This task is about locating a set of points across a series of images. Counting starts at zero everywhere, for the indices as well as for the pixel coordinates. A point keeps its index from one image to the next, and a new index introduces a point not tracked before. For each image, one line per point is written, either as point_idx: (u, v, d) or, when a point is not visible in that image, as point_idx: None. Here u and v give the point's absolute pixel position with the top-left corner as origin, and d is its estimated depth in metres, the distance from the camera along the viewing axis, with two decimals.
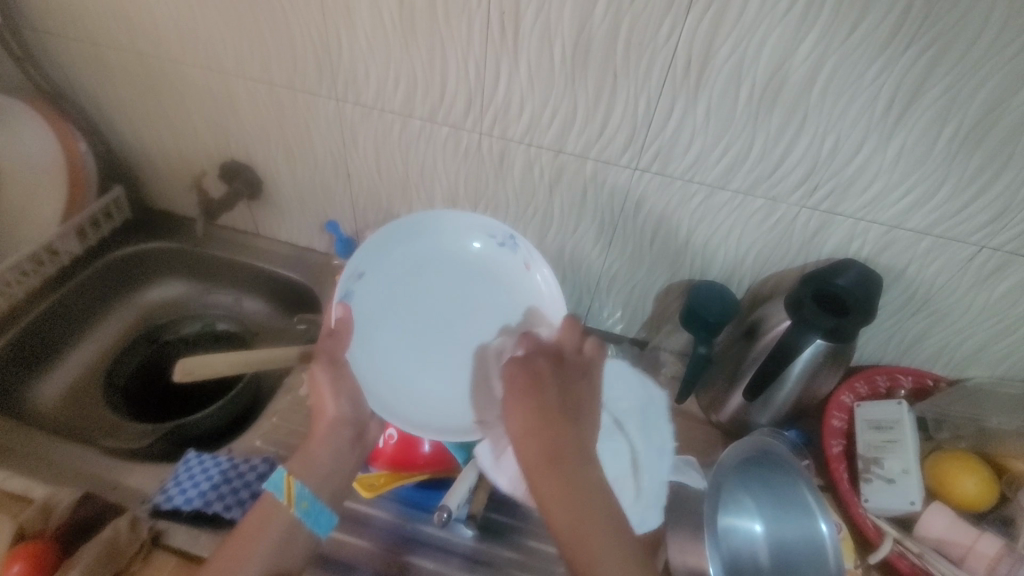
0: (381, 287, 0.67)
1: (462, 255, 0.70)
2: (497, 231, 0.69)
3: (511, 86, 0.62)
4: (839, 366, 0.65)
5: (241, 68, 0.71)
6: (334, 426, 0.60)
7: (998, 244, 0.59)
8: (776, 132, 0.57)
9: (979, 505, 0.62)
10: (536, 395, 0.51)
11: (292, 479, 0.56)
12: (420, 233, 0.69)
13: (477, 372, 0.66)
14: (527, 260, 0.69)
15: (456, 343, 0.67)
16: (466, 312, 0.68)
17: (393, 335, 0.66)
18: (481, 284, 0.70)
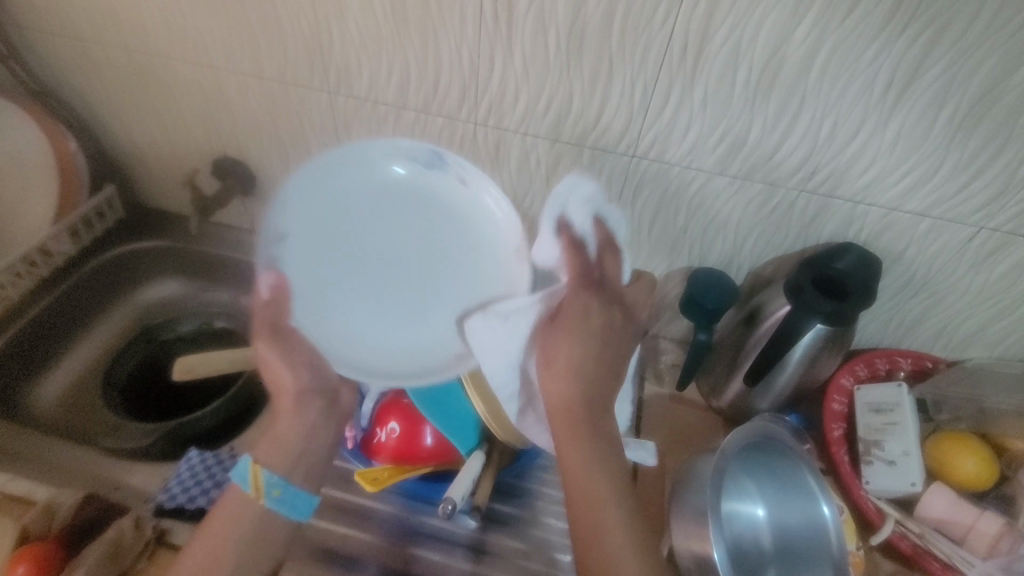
0: (308, 245, 0.63)
1: (390, 187, 0.65)
2: (420, 152, 0.64)
3: (505, 75, 0.62)
4: (840, 350, 0.65)
5: (232, 61, 0.70)
6: (304, 400, 0.57)
7: (997, 225, 0.59)
8: (773, 116, 0.57)
9: (979, 484, 0.62)
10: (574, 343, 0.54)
11: (258, 470, 0.53)
12: (332, 179, 0.64)
13: (421, 325, 0.63)
14: (461, 175, 0.65)
15: (408, 288, 0.64)
16: (413, 252, 0.65)
17: (336, 292, 0.63)
18: (435, 220, 0.65)
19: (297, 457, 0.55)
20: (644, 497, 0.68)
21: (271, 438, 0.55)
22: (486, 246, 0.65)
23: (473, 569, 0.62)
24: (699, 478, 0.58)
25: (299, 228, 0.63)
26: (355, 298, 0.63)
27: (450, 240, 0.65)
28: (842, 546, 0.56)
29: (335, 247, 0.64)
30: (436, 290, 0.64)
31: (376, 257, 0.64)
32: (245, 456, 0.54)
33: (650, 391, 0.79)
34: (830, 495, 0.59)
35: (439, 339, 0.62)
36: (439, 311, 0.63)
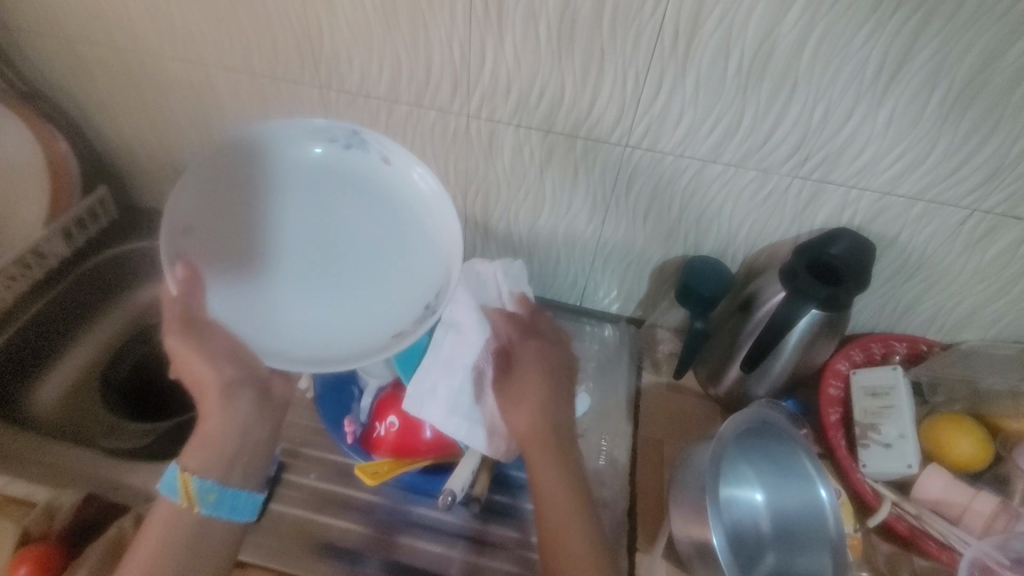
0: (219, 237, 0.60)
1: (305, 167, 0.64)
2: (336, 133, 0.63)
3: (497, 65, 0.61)
4: (836, 335, 0.65)
5: (221, 58, 0.70)
6: (231, 394, 0.55)
7: (989, 207, 0.59)
8: (765, 102, 0.57)
9: (974, 465, 0.63)
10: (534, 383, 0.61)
11: (188, 479, 0.51)
12: (241, 163, 0.61)
13: (353, 306, 0.62)
14: (380, 152, 0.63)
15: (336, 270, 0.63)
16: (339, 233, 0.64)
17: (260, 280, 0.61)
18: (359, 201, 0.65)
19: (234, 454, 0.54)
20: (643, 485, 0.68)
21: (200, 440, 0.53)
22: (411, 220, 0.65)
23: (475, 560, 0.63)
24: (697, 465, 0.58)
25: (206, 215, 0.60)
26: (279, 284, 0.61)
27: (371, 218, 0.65)
28: (839, 528, 0.56)
29: (250, 231, 0.62)
30: (359, 269, 0.63)
31: (294, 238, 0.63)
32: (172, 463, 0.52)
33: (648, 381, 0.79)
34: (827, 479, 0.59)
35: (371, 318, 0.62)
36: (363, 289, 0.63)
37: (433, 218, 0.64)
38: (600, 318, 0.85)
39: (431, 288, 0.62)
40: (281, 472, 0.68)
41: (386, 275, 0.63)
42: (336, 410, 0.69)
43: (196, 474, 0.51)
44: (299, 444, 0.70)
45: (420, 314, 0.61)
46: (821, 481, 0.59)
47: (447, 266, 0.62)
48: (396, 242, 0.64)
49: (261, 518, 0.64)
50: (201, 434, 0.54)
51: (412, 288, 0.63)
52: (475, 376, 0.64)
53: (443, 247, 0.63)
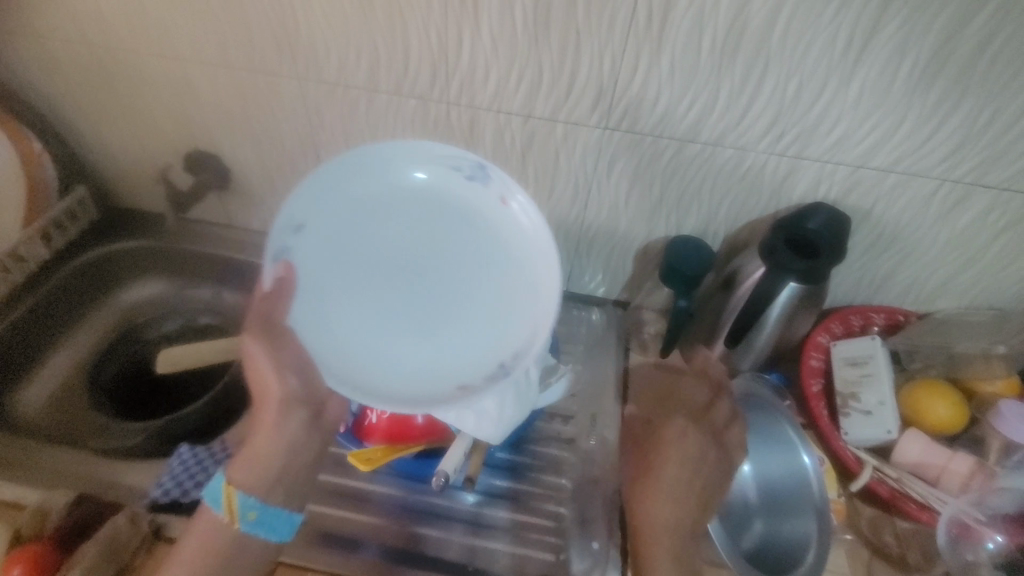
0: (324, 242, 0.61)
1: (420, 188, 0.63)
2: (463, 163, 0.62)
3: (475, 51, 0.62)
4: (814, 308, 0.67)
5: (197, 52, 0.69)
6: (288, 410, 0.56)
7: (958, 176, 0.61)
8: (740, 80, 0.58)
9: (951, 427, 0.65)
10: (674, 466, 0.61)
11: (231, 492, 0.54)
12: (359, 170, 0.61)
13: (435, 344, 0.61)
14: (500, 191, 0.62)
15: (422, 301, 0.62)
16: (432, 261, 0.63)
17: (345, 303, 0.61)
18: (464, 232, 0.63)
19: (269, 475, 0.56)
20: None
21: (246, 456, 0.56)
22: (513, 261, 0.63)
23: (473, 542, 0.64)
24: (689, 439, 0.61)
25: (321, 218, 0.61)
26: (368, 311, 0.61)
27: (465, 254, 0.63)
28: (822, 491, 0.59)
29: (348, 241, 0.62)
30: (442, 304, 0.62)
31: (382, 262, 0.62)
32: (218, 475, 0.55)
33: (636, 361, 0.80)
34: (810, 445, 0.61)
35: (454, 361, 0.60)
36: (441, 329, 0.61)
37: (539, 278, 0.62)
38: (588, 302, 0.86)
39: (511, 348, 0.60)
40: None
41: (470, 319, 0.62)
42: None
43: (241, 489, 0.55)
44: None
45: (494, 374, 0.59)
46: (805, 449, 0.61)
47: (533, 333, 0.60)
48: (493, 281, 0.63)
49: None
50: (252, 450, 0.56)
51: (496, 336, 0.61)
52: None
53: (539, 309, 0.61)
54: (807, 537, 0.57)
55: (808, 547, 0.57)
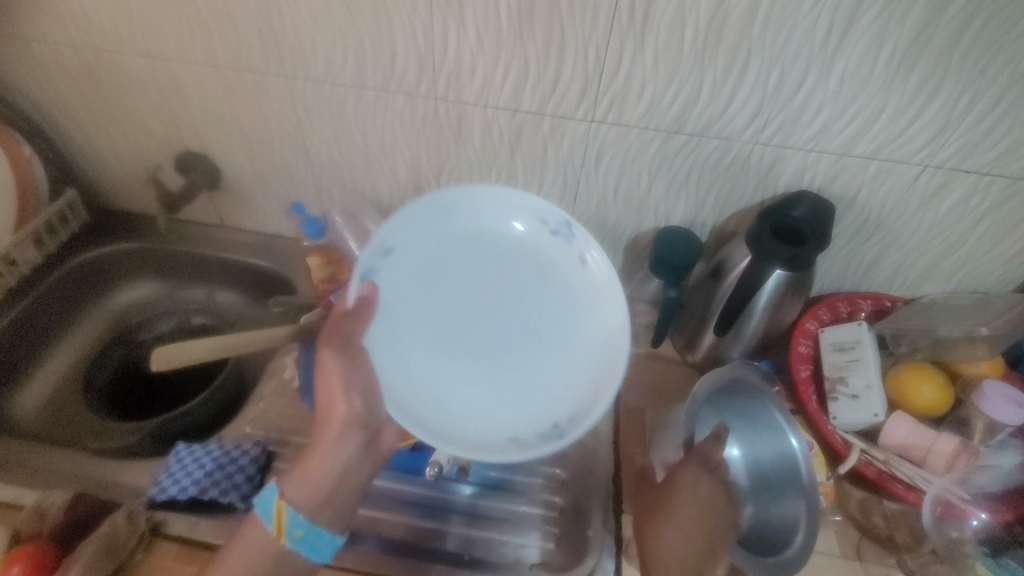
0: (407, 270, 0.61)
1: (505, 234, 0.64)
2: (552, 217, 0.63)
3: (461, 47, 0.62)
4: (801, 295, 0.68)
5: (184, 52, 0.70)
6: (346, 431, 0.54)
7: (940, 162, 0.62)
8: (723, 71, 0.59)
9: (936, 409, 0.66)
10: (687, 511, 0.56)
11: (283, 507, 0.52)
12: (452, 208, 0.63)
13: (501, 394, 0.60)
14: (581, 250, 0.63)
15: (489, 347, 0.62)
16: (500, 307, 0.63)
17: (418, 339, 0.60)
18: (538, 286, 0.64)
19: (322, 493, 0.53)
20: (629, 451, 0.71)
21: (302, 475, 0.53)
22: (582, 321, 0.63)
23: (470, 532, 0.65)
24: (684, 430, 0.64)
25: (410, 245, 0.61)
26: (440, 351, 0.61)
27: (533, 304, 0.63)
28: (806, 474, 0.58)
29: (428, 275, 0.62)
30: (507, 354, 0.62)
31: (451, 304, 0.62)
32: (273, 485, 0.53)
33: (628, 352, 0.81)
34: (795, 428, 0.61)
35: (516, 416, 0.60)
36: (503, 380, 0.61)
37: (609, 344, 0.61)
38: None
39: (570, 412, 0.59)
40: (272, 460, 0.68)
41: (531, 372, 0.61)
42: None
43: (291, 504, 0.52)
44: (288, 433, 0.71)
45: (547, 433, 0.58)
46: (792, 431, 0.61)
47: (596, 394, 0.59)
48: (561, 339, 0.62)
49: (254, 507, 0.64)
50: (306, 468, 0.53)
51: (559, 396, 0.60)
52: None
53: (603, 372, 0.60)
54: (795, 518, 0.57)
55: (797, 529, 0.57)
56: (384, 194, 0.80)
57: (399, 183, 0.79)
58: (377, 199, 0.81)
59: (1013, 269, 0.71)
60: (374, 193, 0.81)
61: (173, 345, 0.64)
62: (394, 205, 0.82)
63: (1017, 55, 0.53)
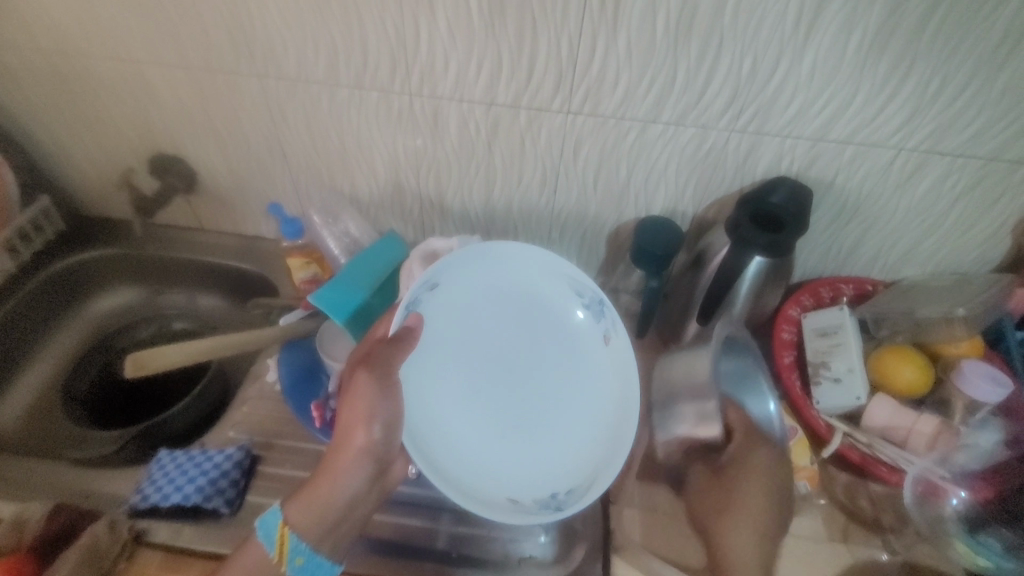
0: (447, 305, 0.64)
1: (544, 294, 0.68)
2: (587, 292, 0.67)
3: (432, 40, 0.62)
4: (782, 281, 0.68)
5: (152, 53, 0.68)
6: (357, 461, 0.54)
7: (914, 145, 0.62)
8: (695, 59, 0.59)
9: (916, 391, 0.67)
10: (754, 490, 0.59)
11: (286, 534, 0.52)
12: (503, 259, 0.67)
13: (507, 442, 0.64)
14: (607, 330, 0.67)
15: (504, 394, 0.65)
16: (518, 361, 0.67)
17: (438, 373, 0.64)
18: (559, 349, 0.68)
19: (325, 518, 0.53)
20: None
21: (309, 498, 0.53)
22: (595, 395, 0.67)
23: (458, 528, 0.65)
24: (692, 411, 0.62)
25: (455, 286, 0.65)
26: (460, 389, 0.64)
27: (550, 368, 0.67)
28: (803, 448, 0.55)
29: (468, 320, 0.66)
30: (520, 404, 0.65)
31: (481, 355, 0.66)
32: (275, 508, 0.53)
33: None
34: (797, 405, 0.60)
35: (517, 470, 0.63)
36: (517, 439, 0.64)
37: (617, 427, 0.64)
38: None
39: (569, 483, 0.62)
40: (256, 463, 0.67)
41: (542, 436, 0.65)
42: (302, 398, 0.70)
43: (295, 532, 0.52)
44: (272, 435, 0.70)
45: (545, 501, 0.61)
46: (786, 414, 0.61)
47: (595, 475, 0.61)
48: (572, 406, 0.66)
49: (240, 511, 0.64)
50: (317, 494, 0.53)
51: (561, 459, 0.64)
52: None
53: (607, 451, 0.63)
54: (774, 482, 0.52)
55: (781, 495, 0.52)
56: (363, 192, 0.80)
57: (378, 180, 0.78)
58: (356, 197, 0.80)
59: (989, 249, 0.71)
60: (354, 192, 0.80)
61: (153, 349, 0.67)
62: (374, 203, 0.81)
63: (986, 36, 0.53)
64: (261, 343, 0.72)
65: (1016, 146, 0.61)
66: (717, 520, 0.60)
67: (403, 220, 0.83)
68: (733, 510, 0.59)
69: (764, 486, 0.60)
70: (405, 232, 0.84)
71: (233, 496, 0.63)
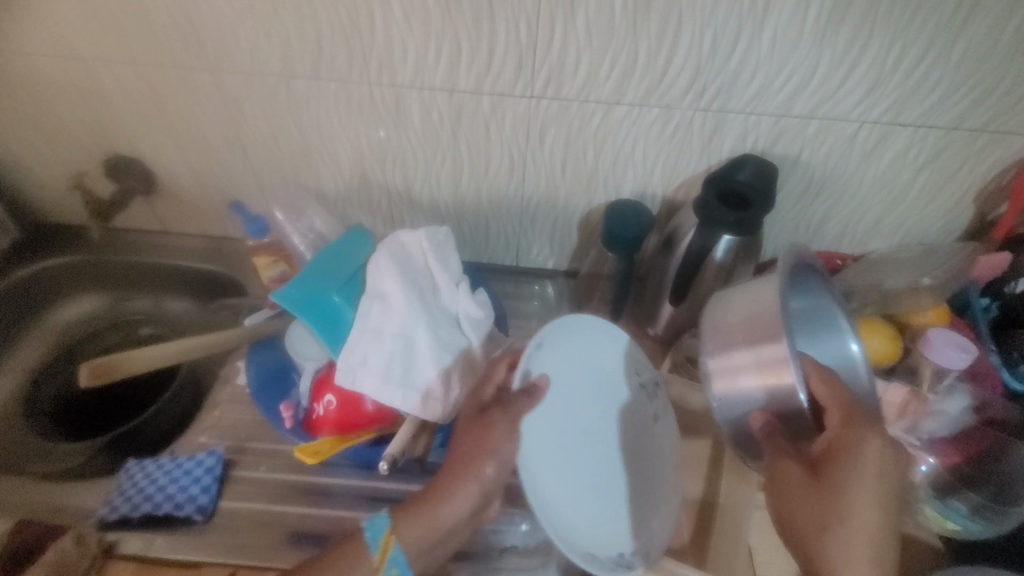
0: (551, 366, 0.59)
1: (618, 366, 0.64)
2: (647, 375, 0.65)
3: (388, 27, 0.60)
4: (752, 257, 0.68)
5: (97, 50, 0.66)
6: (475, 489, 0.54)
7: (876, 117, 0.62)
8: (656, 39, 0.58)
9: (885, 360, 0.68)
10: (867, 489, 0.45)
11: (391, 542, 0.53)
12: (589, 333, 0.63)
13: (586, 507, 0.57)
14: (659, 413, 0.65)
15: (583, 457, 0.59)
16: (594, 425, 0.61)
17: (540, 432, 0.57)
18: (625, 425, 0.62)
19: (426, 538, 0.53)
20: None
21: (417, 512, 0.54)
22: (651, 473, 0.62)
23: None
24: (754, 366, 0.52)
25: (559, 350, 0.60)
26: (555, 451, 0.58)
27: (626, 427, 0.62)
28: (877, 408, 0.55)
29: (576, 375, 0.61)
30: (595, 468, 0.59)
31: (573, 410, 0.60)
32: (386, 514, 0.55)
33: None
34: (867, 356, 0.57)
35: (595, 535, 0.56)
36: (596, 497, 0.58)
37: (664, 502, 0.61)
38: (538, 275, 0.85)
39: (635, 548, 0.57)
40: (230, 468, 0.66)
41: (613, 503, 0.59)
42: (272, 397, 0.68)
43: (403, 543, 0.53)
44: (245, 438, 0.69)
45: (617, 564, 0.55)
46: (852, 368, 0.57)
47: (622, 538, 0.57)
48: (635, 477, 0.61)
49: (214, 517, 0.62)
50: (426, 513, 0.53)
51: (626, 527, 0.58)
52: (404, 347, 0.59)
53: (660, 515, 0.60)
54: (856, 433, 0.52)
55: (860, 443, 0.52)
56: (328, 186, 0.78)
57: (343, 174, 0.76)
58: (322, 192, 0.79)
59: (954, 218, 0.72)
60: (319, 187, 0.78)
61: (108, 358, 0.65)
62: (340, 197, 0.79)
63: (941, 4, 0.54)
64: (229, 343, 0.72)
65: (974, 114, 0.61)
66: (829, 545, 0.45)
67: (372, 214, 0.81)
68: (845, 523, 0.45)
69: (880, 484, 0.46)
70: (374, 226, 0.83)
71: (206, 503, 0.62)
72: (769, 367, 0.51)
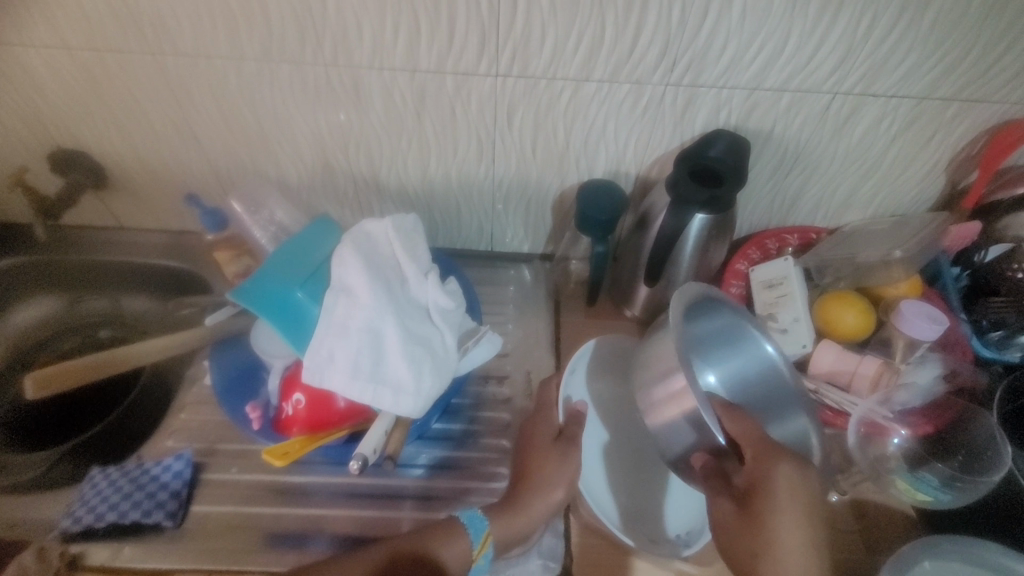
0: (582, 388, 0.69)
1: None
2: None
3: (341, 3, 0.56)
4: (726, 235, 0.67)
5: (24, 34, 0.61)
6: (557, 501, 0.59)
7: (849, 88, 0.61)
8: (623, 11, 0.56)
9: (859, 335, 0.68)
10: (788, 517, 0.47)
11: (489, 539, 0.55)
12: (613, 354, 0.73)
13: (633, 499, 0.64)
14: None
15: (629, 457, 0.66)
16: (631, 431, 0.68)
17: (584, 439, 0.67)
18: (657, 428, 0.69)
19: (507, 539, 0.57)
20: None
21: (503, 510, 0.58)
22: None
23: (420, 515, 0.62)
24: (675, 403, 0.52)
25: (594, 374, 0.71)
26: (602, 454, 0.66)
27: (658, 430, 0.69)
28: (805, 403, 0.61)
29: (607, 391, 0.70)
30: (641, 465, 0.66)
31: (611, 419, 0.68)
32: (480, 512, 0.57)
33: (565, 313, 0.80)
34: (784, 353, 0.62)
35: (642, 523, 0.62)
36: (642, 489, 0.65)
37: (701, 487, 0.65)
38: (514, 260, 0.84)
39: (685, 530, 0.62)
40: (200, 472, 0.64)
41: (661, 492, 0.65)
42: (239, 398, 0.66)
43: (495, 543, 0.56)
44: (215, 440, 0.67)
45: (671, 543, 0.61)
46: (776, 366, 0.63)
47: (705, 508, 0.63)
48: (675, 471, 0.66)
49: (184, 523, 0.60)
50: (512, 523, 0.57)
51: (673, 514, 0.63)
52: (373, 339, 0.57)
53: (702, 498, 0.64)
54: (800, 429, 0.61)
55: (809, 439, 0.60)
56: (291, 175, 0.75)
57: (304, 161, 0.73)
58: (284, 180, 0.75)
59: (925, 189, 0.72)
60: (280, 175, 0.75)
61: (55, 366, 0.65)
62: (303, 185, 0.76)
63: None
64: (196, 343, 0.71)
65: (946, 83, 0.60)
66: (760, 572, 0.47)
67: (338, 202, 0.78)
68: (773, 552, 0.46)
69: (802, 511, 0.47)
70: (342, 215, 0.80)
71: (176, 508, 0.60)
72: (681, 398, 0.52)
